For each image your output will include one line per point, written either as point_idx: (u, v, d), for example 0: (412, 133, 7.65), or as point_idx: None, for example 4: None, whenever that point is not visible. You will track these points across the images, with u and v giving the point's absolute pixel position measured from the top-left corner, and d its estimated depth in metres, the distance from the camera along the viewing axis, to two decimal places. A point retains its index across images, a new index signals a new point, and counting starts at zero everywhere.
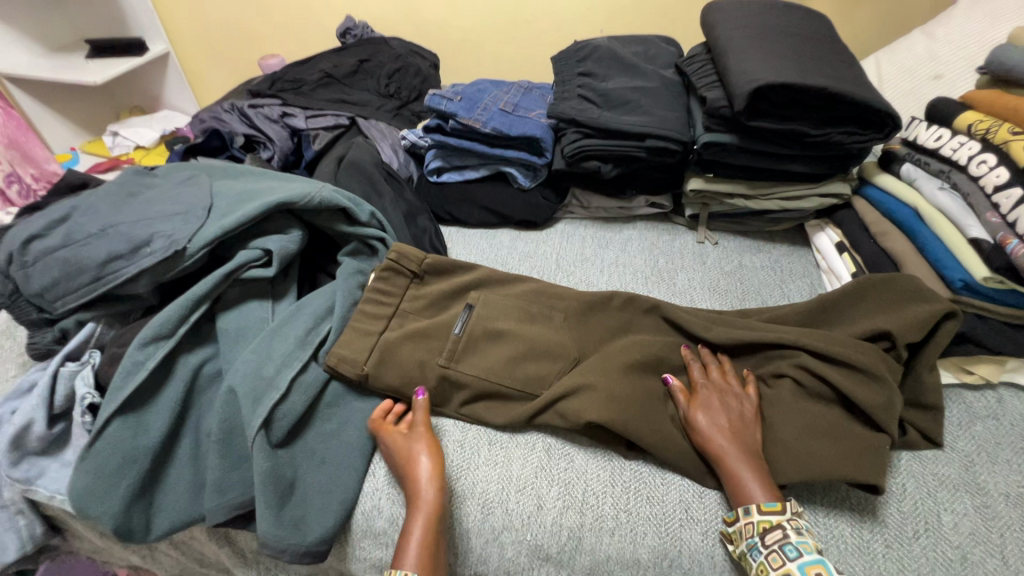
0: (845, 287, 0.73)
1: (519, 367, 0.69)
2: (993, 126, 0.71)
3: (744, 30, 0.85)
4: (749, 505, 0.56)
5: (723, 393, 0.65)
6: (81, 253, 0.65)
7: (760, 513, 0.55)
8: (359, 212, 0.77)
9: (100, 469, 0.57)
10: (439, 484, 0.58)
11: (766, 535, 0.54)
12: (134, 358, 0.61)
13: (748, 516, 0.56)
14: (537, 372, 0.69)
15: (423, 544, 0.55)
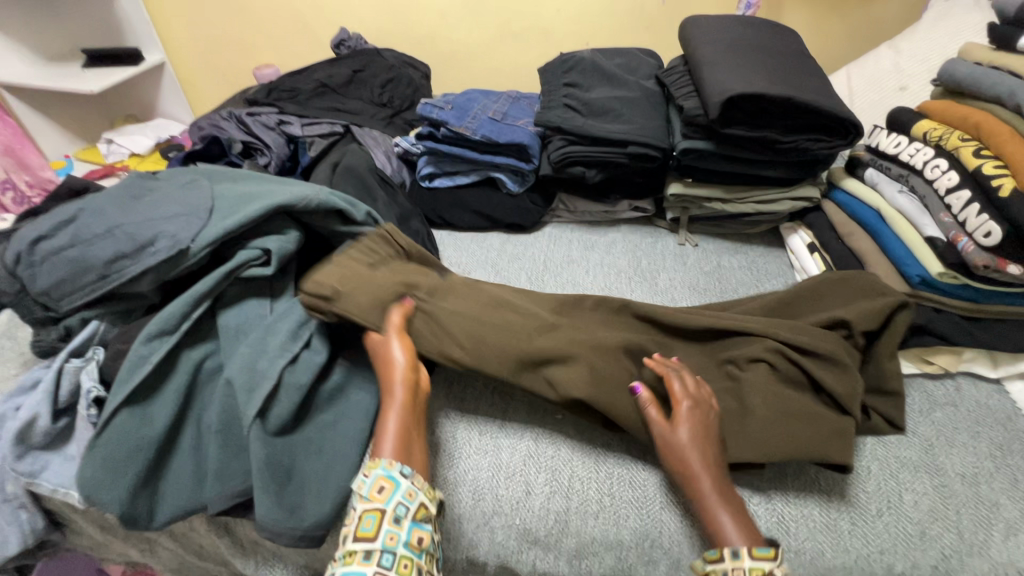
0: (799, 286, 0.78)
1: (486, 322, 0.69)
2: (946, 133, 0.77)
3: (718, 43, 0.91)
4: (737, 547, 0.52)
5: (705, 416, 0.61)
6: (87, 252, 0.68)
7: (752, 558, 0.52)
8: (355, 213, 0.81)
9: (106, 458, 0.59)
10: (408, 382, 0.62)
11: None
12: (139, 353, 0.63)
13: (738, 560, 0.52)
14: (503, 331, 0.69)
15: (396, 434, 0.58)
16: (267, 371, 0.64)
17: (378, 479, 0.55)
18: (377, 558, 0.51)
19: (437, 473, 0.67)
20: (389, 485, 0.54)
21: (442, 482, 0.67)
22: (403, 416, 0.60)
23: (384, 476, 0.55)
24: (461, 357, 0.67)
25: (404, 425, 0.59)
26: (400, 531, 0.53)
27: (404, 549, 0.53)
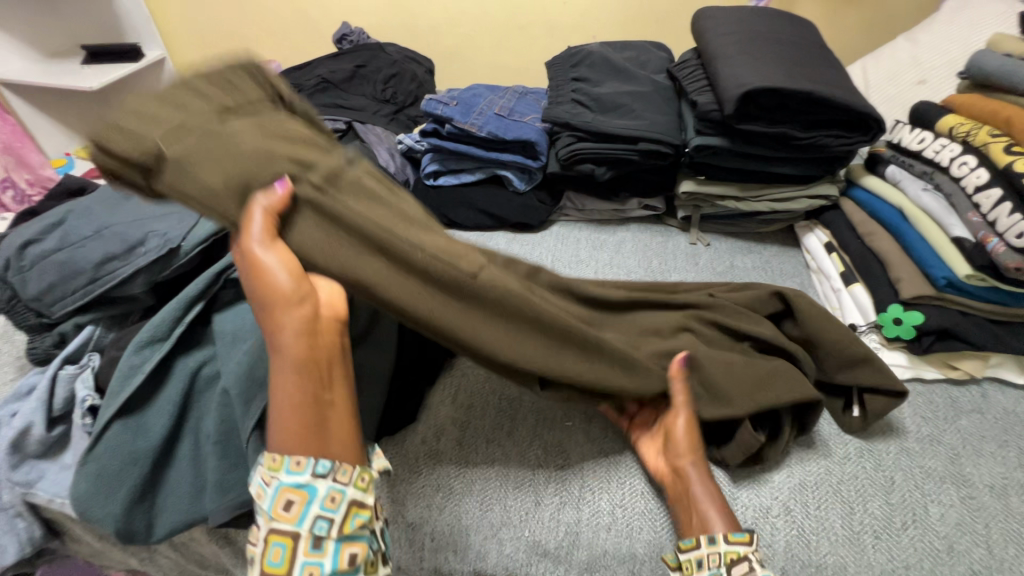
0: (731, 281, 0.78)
1: (419, 233, 0.58)
2: (974, 129, 0.75)
3: (733, 35, 0.88)
4: (715, 535, 0.55)
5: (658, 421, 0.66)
6: (76, 255, 0.66)
7: (728, 543, 0.54)
8: None
9: (102, 471, 0.58)
10: (302, 324, 0.50)
11: (732, 568, 0.53)
12: (130, 362, 0.62)
13: (714, 546, 0.54)
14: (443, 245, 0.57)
15: (295, 407, 0.48)
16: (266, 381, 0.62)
17: (282, 494, 0.46)
18: None
19: (444, 482, 0.65)
20: (300, 500, 0.46)
21: (448, 492, 0.65)
22: (298, 383, 0.49)
23: (292, 489, 0.46)
24: (386, 266, 0.54)
25: (303, 394, 0.49)
26: (323, 556, 0.46)
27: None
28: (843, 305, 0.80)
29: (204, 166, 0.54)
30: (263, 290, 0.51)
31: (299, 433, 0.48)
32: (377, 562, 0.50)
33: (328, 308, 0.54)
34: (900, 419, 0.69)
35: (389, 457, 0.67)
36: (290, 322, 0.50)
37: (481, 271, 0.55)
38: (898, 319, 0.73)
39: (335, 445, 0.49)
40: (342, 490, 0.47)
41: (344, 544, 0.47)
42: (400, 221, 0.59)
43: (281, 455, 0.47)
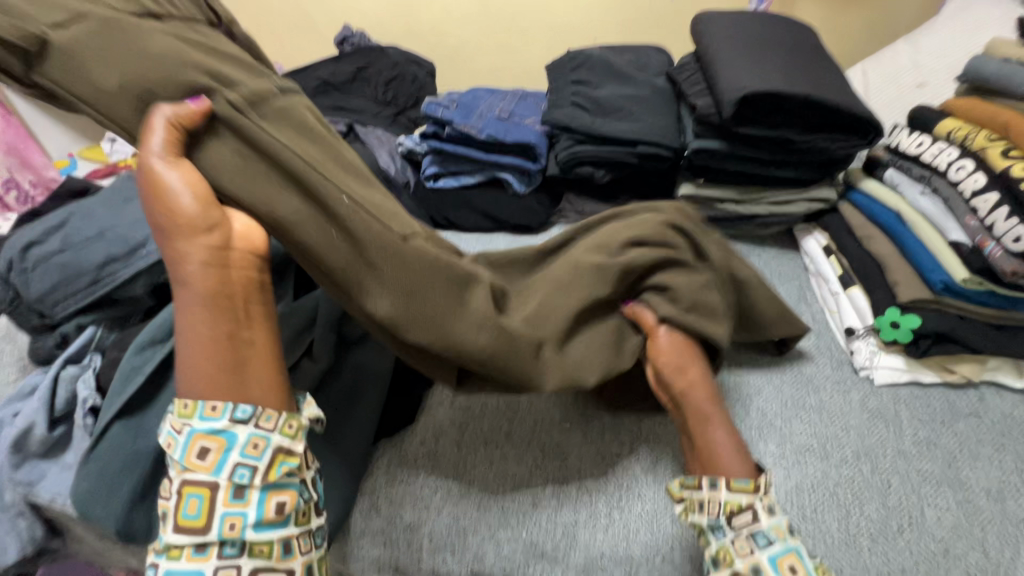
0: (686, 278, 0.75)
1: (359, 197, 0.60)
2: (972, 132, 0.75)
3: (732, 39, 0.88)
4: (716, 480, 0.56)
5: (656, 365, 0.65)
6: (79, 256, 0.66)
7: (730, 491, 0.55)
8: None
9: (101, 472, 0.58)
10: (214, 260, 0.52)
11: (733, 518, 0.54)
12: (132, 363, 0.63)
13: (716, 493, 0.55)
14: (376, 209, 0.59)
15: (205, 347, 0.50)
16: None
17: (197, 443, 0.47)
18: (216, 548, 0.47)
19: (442, 483, 0.66)
20: (216, 448, 0.47)
21: (446, 493, 0.65)
22: (210, 323, 0.50)
23: (207, 436, 0.48)
24: (313, 228, 0.57)
25: (212, 335, 0.50)
26: (246, 505, 0.47)
27: (254, 525, 0.47)
28: (840, 308, 0.81)
29: (98, 65, 0.53)
30: (171, 230, 0.51)
31: (213, 375, 0.50)
32: (311, 511, 0.52)
33: (242, 242, 0.54)
34: (899, 423, 0.69)
35: (387, 459, 0.68)
36: (194, 263, 0.51)
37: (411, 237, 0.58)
38: (895, 323, 0.73)
39: (255, 388, 0.51)
40: (265, 437, 0.49)
41: (270, 494, 0.48)
42: (337, 181, 0.60)
43: (195, 403, 0.49)
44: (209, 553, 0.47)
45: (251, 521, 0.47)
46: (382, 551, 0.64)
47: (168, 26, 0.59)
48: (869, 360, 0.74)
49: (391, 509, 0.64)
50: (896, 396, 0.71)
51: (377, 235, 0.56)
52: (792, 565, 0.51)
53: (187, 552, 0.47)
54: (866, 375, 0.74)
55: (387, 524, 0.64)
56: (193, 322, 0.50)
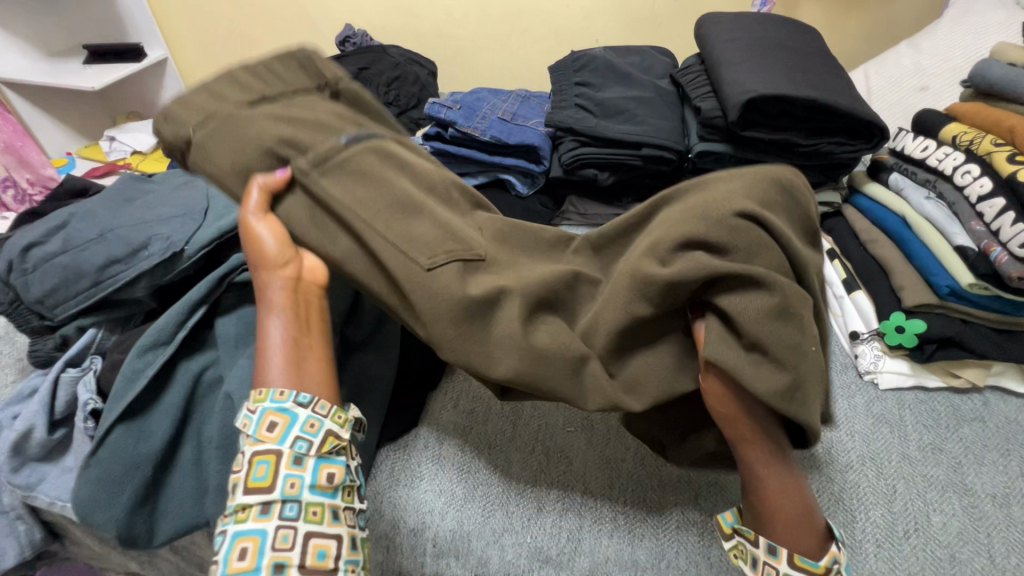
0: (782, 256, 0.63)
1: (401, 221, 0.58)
2: (977, 137, 0.75)
3: (736, 42, 0.88)
4: (777, 548, 0.47)
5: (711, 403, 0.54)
6: (80, 258, 0.66)
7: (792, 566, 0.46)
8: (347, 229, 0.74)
9: (102, 478, 0.57)
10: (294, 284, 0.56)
11: None
12: (133, 366, 0.62)
13: (776, 560, 0.47)
14: (413, 230, 0.58)
15: (283, 346, 0.52)
16: None
17: (266, 415, 0.47)
18: (278, 511, 0.44)
19: (445, 487, 0.65)
20: (283, 422, 0.47)
21: (450, 497, 0.65)
22: (290, 327, 0.53)
23: (276, 411, 0.47)
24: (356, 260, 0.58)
25: (290, 335, 0.52)
26: (305, 471, 0.46)
27: (311, 493, 0.46)
28: (846, 312, 0.80)
29: (214, 147, 0.61)
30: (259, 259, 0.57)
31: (287, 370, 0.50)
32: (355, 493, 0.51)
33: (312, 276, 0.59)
34: (903, 427, 0.69)
35: (391, 464, 0.67)
36: (279, 282, 0.55)
37: (434, 260, 0.56)
38: (901, 327, 0.73)
39: (312, 385, 0.51)
40: (321, 419, 0.48)
41: (323, 465, 0.48)
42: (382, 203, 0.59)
43: (266, 388, 0.49)
44: (272, 513, 0.44)
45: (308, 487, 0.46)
46: (382, 555, 0.62)
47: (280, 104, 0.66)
48: (873, 364, 0.74)
49: (395, 514, 0.64)
50: (900, 401, 0.71)
51: (402, 264, 0.55)
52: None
53: (253, 513, 0.44)
54: (871, 380, 0.73)
55: (390, 528, 0.63)
56: (273, 326, 0.53)
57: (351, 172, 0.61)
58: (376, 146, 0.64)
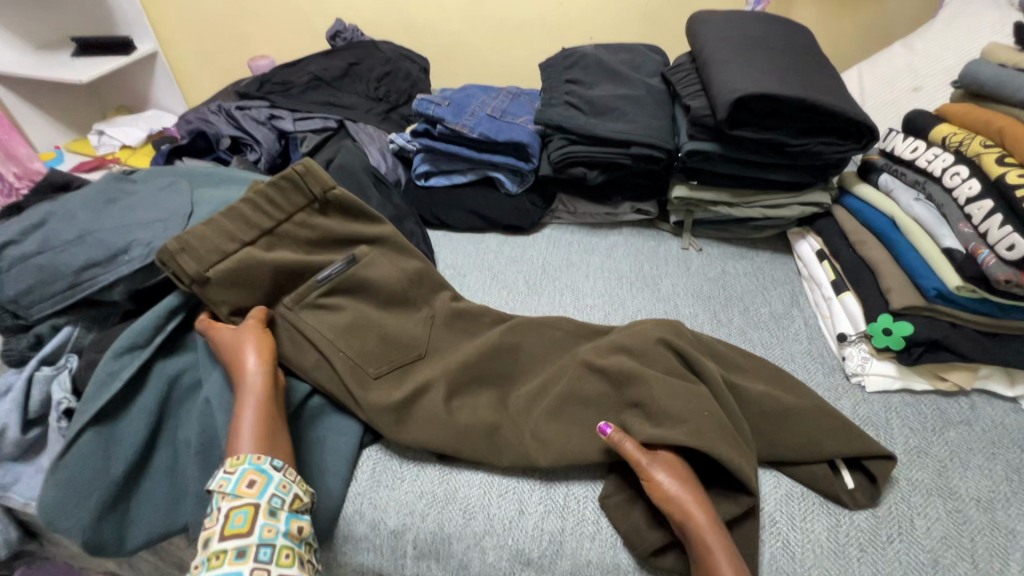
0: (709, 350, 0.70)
1: (382, 354, 0.68)
2: (967, 139, 0.74)
3: (728, 40, 0.87)
4: None
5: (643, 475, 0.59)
6: (57, 259, 0.65)
7: None
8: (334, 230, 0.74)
9: (72, 481, 0.56)
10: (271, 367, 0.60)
11: None
12: (109, 368, 0.60)
13: None
14: (389, 359, 0.68)
15: (254, 414, 0.56)
16: None
17: (246, 474, 0.51)
18: (253, 553, 0.48)
19: (427, 488, 0.64)
20: (262, 480, 0.51)
21: (431, 499, 0.64)
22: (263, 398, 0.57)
23: (257, 470, 0.52)
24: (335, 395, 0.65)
25: (261, 404, 0.57)
26: (279, 521, 0.51)
27: (283, 540, 0.50)
28: (834, 314, 0.80)
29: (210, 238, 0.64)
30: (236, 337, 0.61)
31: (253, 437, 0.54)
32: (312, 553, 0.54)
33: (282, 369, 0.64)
34: (889, 431, 0.68)
35: (372, 464, 0.66)
36: (256, 357, 0.60)
37: (407, 395, 0.65)
38: (888, 329, 0.72)
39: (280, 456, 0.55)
40: (293, 481, 0.53)
41: (294, 519, 0.52)
42: (365, 343, 0.68)
43: (243, 454, 0.53)
44: (247, 555, 0.48)
45: (284, 533, 0.50)
46: (366, 557, 0.64)
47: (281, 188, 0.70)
48: (860, 366, 0.74)
49: (376, 515, 0.63)
50: (887, 404, 0.71)
51: (376, 397, 0.64)
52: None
53: (228, 558, 0.47)
54: (857, 381, 0.74)
55: (372, 529, 0.63)
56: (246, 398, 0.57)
57: (331, 314, 0.69)
58: (350, 280, 0.71)
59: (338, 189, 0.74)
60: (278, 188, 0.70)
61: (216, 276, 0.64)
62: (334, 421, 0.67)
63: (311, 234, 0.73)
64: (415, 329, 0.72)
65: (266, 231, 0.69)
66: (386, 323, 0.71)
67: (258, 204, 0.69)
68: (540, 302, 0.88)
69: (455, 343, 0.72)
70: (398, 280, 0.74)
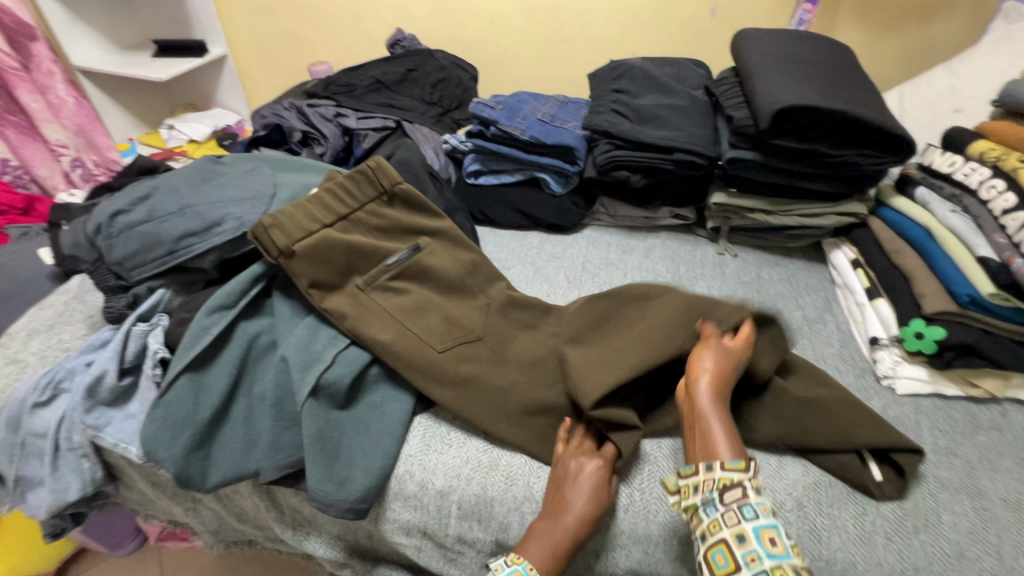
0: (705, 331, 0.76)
1: (441, 332, 0.74)
2: (1004, 154, 0.77)
3: (771, 56, 0.92)
4: (712, 462, 0.57)
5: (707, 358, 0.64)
6: (161, 228, 0.73)
7: (723, 470, 0.56)
8: (402, 216, 0.82)
9: (167, 419, 0.64)
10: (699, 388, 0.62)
11: (724, 493, 0.54)
12: (202, 324, 0.69)
13: (709, 471, 0.56)
14: (446, 334, 0.74)
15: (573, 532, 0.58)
16: (324, 353, 0.69)
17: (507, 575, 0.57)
18: None
19: (472, 455, 0.69)
20: None
21: (476, 464, 0.69)
22: (586, 514, 0.59)
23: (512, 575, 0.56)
24: (399, 365, 0.70)
25: (582, 520, 0.59)
26: None
27: None
28: (867, 320, 0.83)
29: (291, 216, 0.72)
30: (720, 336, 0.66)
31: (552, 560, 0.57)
32: None
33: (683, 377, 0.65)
34: (918, 431, 0.71)
35: (423, 429, 0.72)
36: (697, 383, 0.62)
37: (463, 367, 0.71)
38: (920, 334, 0.74)
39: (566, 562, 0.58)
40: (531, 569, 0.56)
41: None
42: (425, 317, 0.75)
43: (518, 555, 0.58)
44: None
45: None
46: (412, 515, 0.69)
47: (353, 182, 0.79)
48: (892, 369, 0.76)
49: (424, 475, 0.68)
50: (917, 406, 0.74)
51: (437, 365, 0.71)
52: (773, 536, 0.51)
53: None
54: (888, 384, 0.76)
55: (420, 488, 0.68)
56: (566, 520, 0.58)
57: (396, 292, 0.76)
58: (414, 264, 0.78)
59: (404, 184, 0.83)
60: (352, 180, 0.79)
61: (301, 250, 0.70)
62: (391, 388, 0.72)
63: (378, 218, 0.80)
64: (468, 309, 0.78)
65: (342, 216, 0.77)
66: (442, 303, 0.77)
67: (335, 193, 0.77)
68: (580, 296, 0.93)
69: (502, 324, 0.78)
70: (454, 265, 0.81)
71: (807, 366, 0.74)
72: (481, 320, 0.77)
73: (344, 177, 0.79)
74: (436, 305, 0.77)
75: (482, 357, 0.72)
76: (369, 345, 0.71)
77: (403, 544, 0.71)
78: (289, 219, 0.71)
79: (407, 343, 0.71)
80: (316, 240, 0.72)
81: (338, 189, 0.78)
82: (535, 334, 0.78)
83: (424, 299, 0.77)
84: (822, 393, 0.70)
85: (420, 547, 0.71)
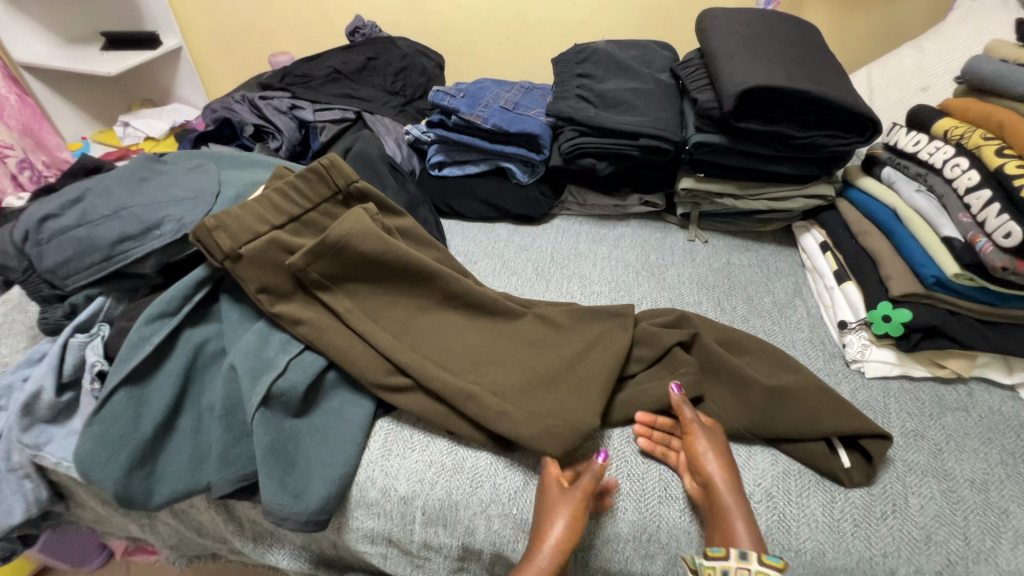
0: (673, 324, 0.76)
1: (405, 334, 0.71)
2: (967, 133, 0.76)
3: (735, 36, 0.89)
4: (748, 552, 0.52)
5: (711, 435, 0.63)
6: (94, 232, 0.68)
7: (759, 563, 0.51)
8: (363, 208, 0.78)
9: (104, 435, 0.60)
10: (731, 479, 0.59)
11: None
12: (140, 333, 0.65)
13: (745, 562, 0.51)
14: (405, 336, 0.71)
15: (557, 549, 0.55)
16: (275, 360, 0.66)
17: None
18: None
19: (435, 458, 0.67)
20: None
21: (440, 468, 0.66)
22: (564, 535, 0.56)
23: None
24: (354, 369, 0.67)
25: (568, 537, 0.56)
26: None
27: None
28: (836, 305, 0.82)
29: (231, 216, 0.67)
30: (708, 446, 0.62)
31: None
32: None
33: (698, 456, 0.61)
34: (886, 415, 0.70)
35: (385, 433, 0.69)
36: (722, 473, 0.59)
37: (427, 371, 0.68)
38: (888, 317, 0.74)
39: None
40: None
41: None
42: (385, 316, 0.71)
43: None
44: None
45: None
46: (376, 523, 0.67)
47: (305, 180, 0.74)
48: (860, 353, 0.76)
49: (386, 481, 0.66)
50: (885, 389, 0.73)
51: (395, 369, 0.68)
52: None
53: None
54: (857, 367, 0.76)
55: (382, 495, 0.66)
56: (547, 536, 0.56)
57: (352, 293, 0.71)
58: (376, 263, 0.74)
59: (360, 182, 0.79)
60: (304, 180, 0.74)
61: (249, 253, 0.66)
62: (349, 393, 0.69)
63: (332, 219, 0.76)
64: (428, 305, 0.74)
65: (294, 217, 0.72)
66: (401, 301, 0.73)
67: (285, 193, 0.72)
68: (548, 288, 0.91)
69: (465, 320, 0.74)
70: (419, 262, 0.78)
71: (776, 353, 0.73)
72: (442, 317, 0.74)
73: (297, 173, 0.75)
74: (396, 303, 0.73)
75: (438, 358, 0.69)
76: (324, 349, 0.67)
77: (369, 553, 0.69)
78: (228, 222, 0.66)
79: (363, 345, 0.68)
80: (260, 242, 0.67)
81: (288, 190, 0.73)
82: (501, 327, 0.74)
83: (382, 299, 0.73)
84: (796, 382, 0.69)
85: (386, 555, 0.69)
